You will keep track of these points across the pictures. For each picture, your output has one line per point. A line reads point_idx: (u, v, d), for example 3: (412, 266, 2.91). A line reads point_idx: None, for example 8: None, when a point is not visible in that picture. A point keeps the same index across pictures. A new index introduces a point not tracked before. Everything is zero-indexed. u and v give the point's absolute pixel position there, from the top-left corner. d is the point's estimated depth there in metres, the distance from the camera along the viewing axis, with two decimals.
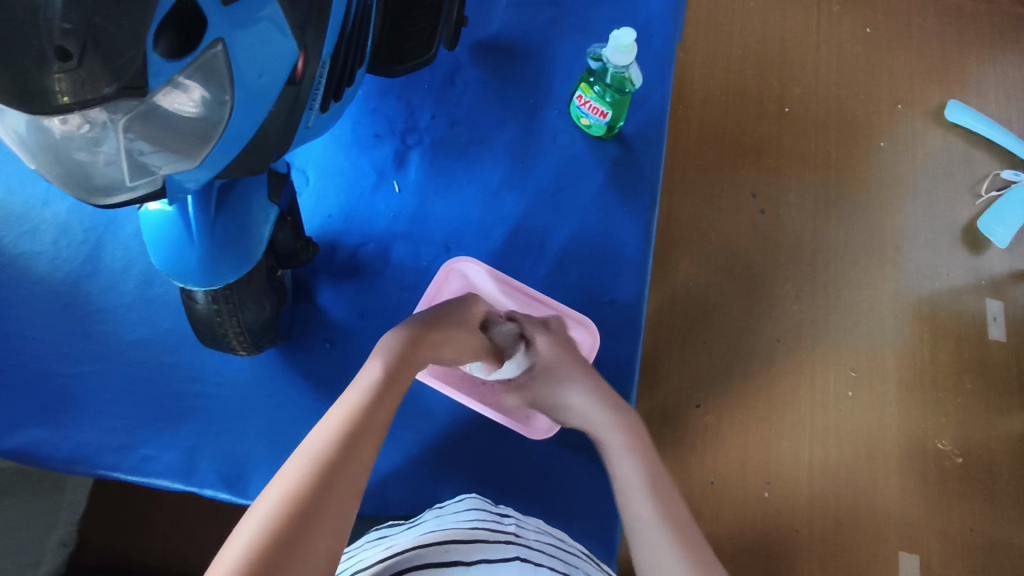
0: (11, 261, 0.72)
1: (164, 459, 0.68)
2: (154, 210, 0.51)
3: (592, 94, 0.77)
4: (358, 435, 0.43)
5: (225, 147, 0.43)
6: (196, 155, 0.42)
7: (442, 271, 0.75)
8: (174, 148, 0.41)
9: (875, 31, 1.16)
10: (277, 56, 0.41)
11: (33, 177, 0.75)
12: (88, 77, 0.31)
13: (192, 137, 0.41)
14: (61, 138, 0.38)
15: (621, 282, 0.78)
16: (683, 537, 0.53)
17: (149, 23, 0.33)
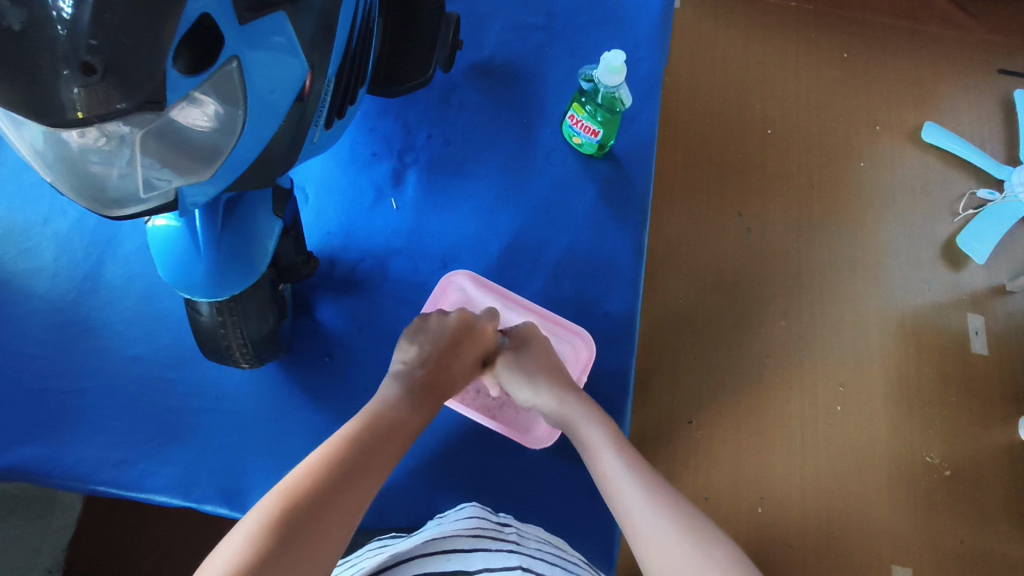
0: (10, 278, 0.73)
1: (162, 475, 0.68)
2: (162, 225, 0.52)
3: (583, 114, 0.80)
4: (385, 429, 0.57)
5: (236, 161, 0.44)
6: (207, 167, 0.43)
7: (439, 284, 0.77)
8: (186, 160, 0.42)
9: (852, 56, 1.21)
10: (288, 75, 0.43)
11: (34, 194, 0.76)
12: (109, 94, 0.33)
13: (204, 150, 0.42)
14: (78, 151, 0.40)
15: (614, 295, 0.80)
16: (648, 476, 0.56)
17: (170, 42, 0.34)
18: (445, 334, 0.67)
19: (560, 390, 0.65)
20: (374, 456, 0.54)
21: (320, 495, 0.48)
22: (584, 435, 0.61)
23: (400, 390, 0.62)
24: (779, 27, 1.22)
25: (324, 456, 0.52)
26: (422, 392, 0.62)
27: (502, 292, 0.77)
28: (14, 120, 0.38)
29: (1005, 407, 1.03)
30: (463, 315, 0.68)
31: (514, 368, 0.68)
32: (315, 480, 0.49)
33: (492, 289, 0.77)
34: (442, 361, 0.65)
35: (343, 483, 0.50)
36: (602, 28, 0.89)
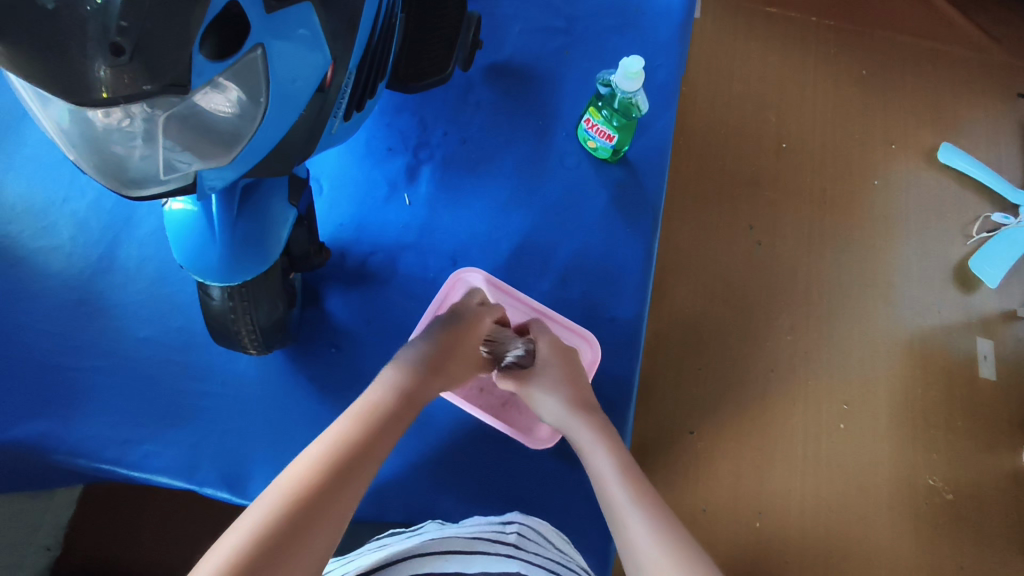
0: (26, 256, 0.74)
1: (166, 456, 0.69)
2: (178, 209, 0.53)
3: (599, 118, 0.80)
4: None
5: (256, 148, 0.45)
6: (227, 153, 0.44)
7: (449, 281, 0.76)
8: (207, 145, 0.43)
9: (870, 73, 1.21)
10: (310, 65, 0.44)
11: (53, 175, 0.77)
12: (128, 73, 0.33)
13: (224, 136, 0.43)
14: (102, 131, 0.40)
15: (621, 300, 0.80)
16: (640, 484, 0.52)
17: (197, 29, 0.35)
18: (457, 329, 0.64)
19: (573, 402, 0.63)
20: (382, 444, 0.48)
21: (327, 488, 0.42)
22: (581, 438, 0.59)
23: (405, 373, 0.56)
24: (798, 41, 1.22)
25: (329, 445, 0.46)
26: (429, 375, 0.58)
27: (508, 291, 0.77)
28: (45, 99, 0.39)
29: (1010, 433, 1.02)
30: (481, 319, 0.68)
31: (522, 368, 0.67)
32: (323, 470, 0.43)
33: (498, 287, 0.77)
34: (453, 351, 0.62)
35: (349, 475, 0.44)
36: (621, 34, 0.90)
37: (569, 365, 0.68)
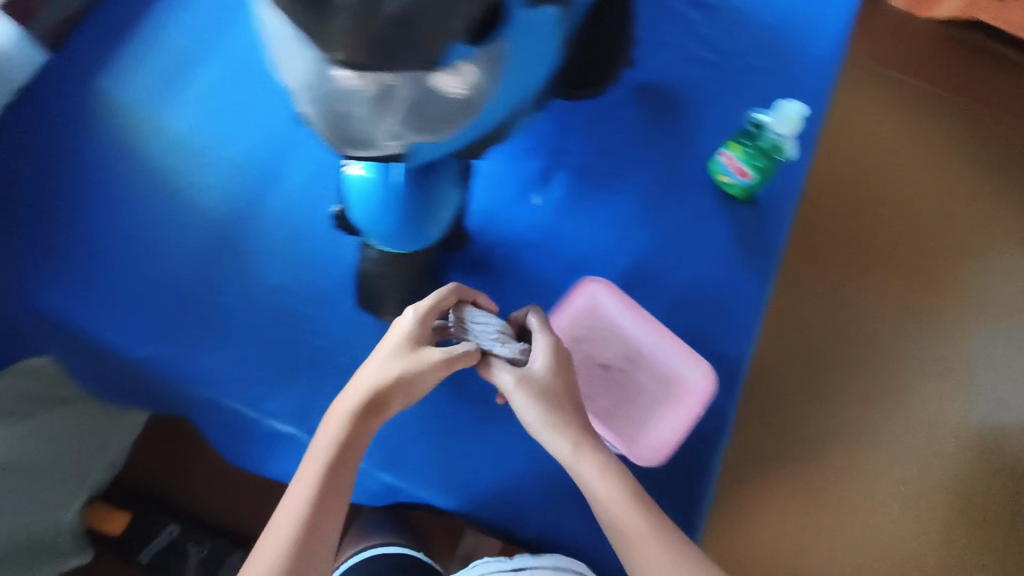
0: (184, 190, 0.78)
1: (277, 401, 0.73)
2: (357, 176, 0.56)
3: (740, 153, 0.81)
4: None
5: (472, 128, 0.47)
6: (443, 131, 0.46)
7: (578, 284, 0.73)
8: (429, 125, 0.45)
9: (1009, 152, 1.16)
10: (537, 61, 0.46)
11: (214, 117, 0.80)
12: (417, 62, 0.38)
13: (447, 118, 0.45)
14: (344, 97, 0.43)
15: (730, 337, 0.80)
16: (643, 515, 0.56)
17: (455, 17, 0.38)
18: (413, 363, 0.57)
19: (576, 438, 0.58)
20: (331, 513, 0.52)
21: (291, 571, 0.49)
22: (580, 469, 0.57)
23: (349, 415, 0.55)
24: (934, 110, 1.18)
25: (295, 512, 0.51)
26: (372, 416, 0.56)
27: (637, 308, 0.73)
28: (310, 53, 0.42)
29: None
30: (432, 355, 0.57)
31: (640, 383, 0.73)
32: (286, 557, 0.49)
33: (626, 302, 0.74)
34: (404, 387, 0.57)
35: (314, 543, 0.51)
36: (768, 77, 0.90)
37: (568, 385, 0.60)
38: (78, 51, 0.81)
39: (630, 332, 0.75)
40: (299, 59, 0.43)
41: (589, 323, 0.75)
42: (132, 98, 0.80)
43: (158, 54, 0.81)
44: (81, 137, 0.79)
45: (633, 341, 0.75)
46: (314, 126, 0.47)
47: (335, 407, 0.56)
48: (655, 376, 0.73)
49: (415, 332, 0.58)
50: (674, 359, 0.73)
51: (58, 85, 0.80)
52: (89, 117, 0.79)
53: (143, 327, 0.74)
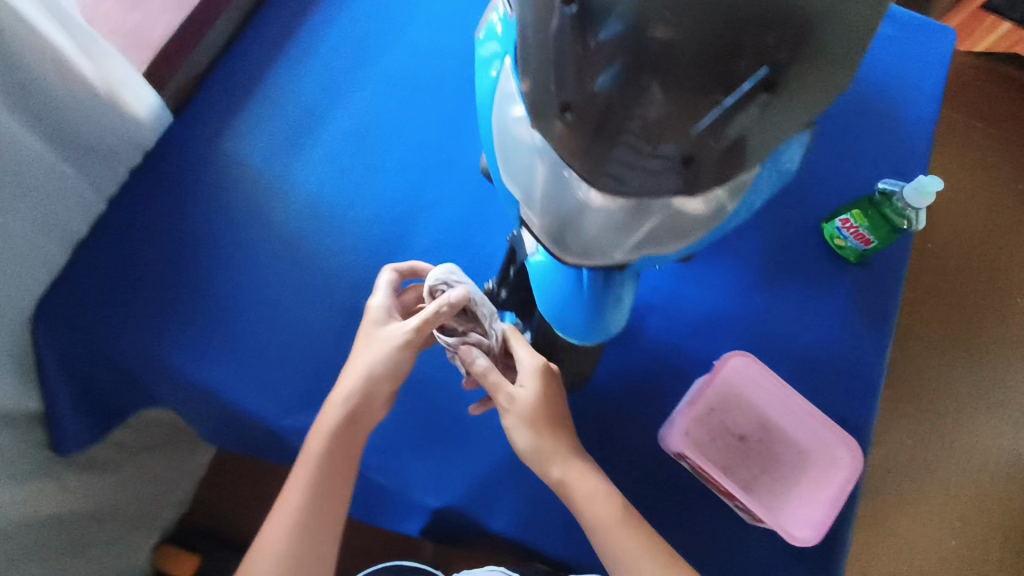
0: (313, 255, 0.80)
1: (421, 472, 0.74)
2: (539, 261, 0.58)
3: (862, 223, 0.80)
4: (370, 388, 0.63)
5: (702, 241, 0.47)
6: (675, 247, 0.46)
7: (720, 360, 0.73)
8: (664, 243, 0.45)
9: None
10: (778, 172, 0.45)
11: (343, 181, 0.82)
12: (627, 148, 0.37)
13: (684, 236, 0.45)
14: (585, 221, 0.44)
15: (855, 402, 0.79)
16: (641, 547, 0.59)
17: (724, 131, 0.36)
18: (382, 347, 0.63)
19: (541, 447, 0.61)
20: (333, 487, 0.62)
21: (315, 525, 0.61)
22: (581, 487, 0.61)
23: (340, 414, 0.63)
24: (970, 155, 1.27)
25: (301, 488, 0.62)
26: (365, 408, 0.64)
27: (779, 384, 0.73)
28: (558, 167, 0.43)
29: None
30: (395, 333, 0.63)
31: (774, 459, 0.73)
32: (297, 508, 0.61)
33: (768, 378, 0.73)
34: (393, 375, 0.64)
35: (325, 507, 0.62)
36: (873, 131, 0.90)
37: (553, 411, 0.61)
38: (198, 116, 0.82)
39: (766, 406, 0.74)
40: (538, 171, 0.44)
41: (726, 395, 0.74)
42: (259, 161, 0.82)
43: (285, 120, 0.84)
44: (205, 202, 0.80)
45: (767, 414, 0.74)
46: (544, 238, 0.48)
47: (331, 401, 0.65)
48: (789, 452, 0.73)
49: (385, 313, 0.65)
50: (813, 436, 0.72)
51: (180, 151, 0.81)
52: (213, 183, 0.81)
53: (286, 398, 0.76)
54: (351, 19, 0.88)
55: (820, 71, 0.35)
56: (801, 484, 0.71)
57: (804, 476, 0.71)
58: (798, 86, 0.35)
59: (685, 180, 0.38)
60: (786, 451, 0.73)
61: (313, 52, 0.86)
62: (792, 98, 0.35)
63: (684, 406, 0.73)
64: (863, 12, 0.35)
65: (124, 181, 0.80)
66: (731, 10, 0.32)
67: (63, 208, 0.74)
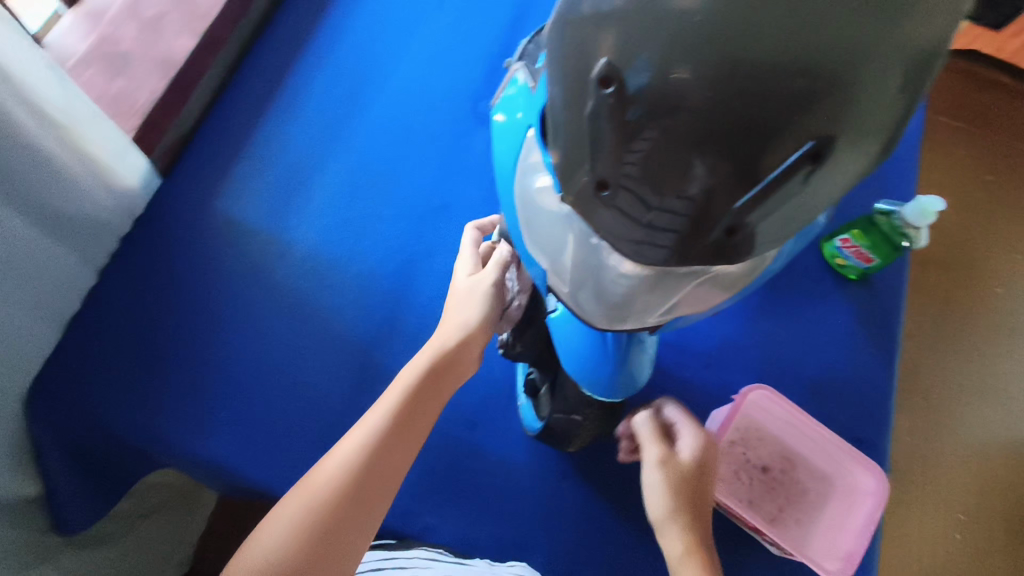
0: (315, 311, 0.79)
1: (445, 531, 0.72)
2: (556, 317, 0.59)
3: (861, 242, 0.79)
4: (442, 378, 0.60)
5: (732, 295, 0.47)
6: (707, 303, 0.46)
7: (742, 391, 0.72)
8: (697, 301, 0.45)
9: (996, 179, 1.31)
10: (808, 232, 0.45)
11: (343, 236, 0.83)
12: (615, 213, 0.38)
13: (716, 293, 0.45)
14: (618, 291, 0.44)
15: (870, 422, 0.78)
16: None
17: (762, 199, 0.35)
18: (473, 293, 0.64)
19: (670, 503, 0.56)
20: (387, 458, 0.55)
21: (357, 490, 0.53)
22: (668, 536, 0.56)
23: (409, 385, 0.58)
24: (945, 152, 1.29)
25: (353, 448, 0.54)
26: (434, 384, 0.59)
27: (801, 414, 0.73)
28: (587, 235, 0.42)
29: None
30: (484, 281, 0.64)
31: (800, 490, 0.71)
32: (329, 487, 0.52)
33: (789, 408, 0.73)
34: (470, 337, 0.62)
35: (370, 476, 0.53)
36: None
37: (693, 484, 0.57)
38: (191, 180, 0.84)
39: (790, 436, 0.74)
40: (565, 237, 0.44)
41: (748, 428, 0.74)
42: (255, 219, 0.83)
43: (279, 179, 0.85)
44: (202, 264, 0.80)
45: (790, 445, 0.74)
46: (575, 301, 0.48)
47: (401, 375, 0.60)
48: (814, 483, 0.72)
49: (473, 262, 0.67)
50: (836, 465, 0.72)
51: (175, 214, 0.82)
52: (208, 243, 0.81)
53: (295, 466, 0.73)
54: (338, 75, 0.91)
55: (853, 154, 0.35)
56: (827, 515, 0.70)
57: (831, 507, 0.70)
58: (833, 165, 0.35)
59: (709, 250, 0.38)
60: (810, 482, 0.72)
61: (303, 110, 0.89)
62: (830, 176, 0.35)
63: None
64: (897, 102, 0.35)
65: (114, 250, 0.80)
66: (770, 88, 0.32)
67: (60, 287, 0.73)
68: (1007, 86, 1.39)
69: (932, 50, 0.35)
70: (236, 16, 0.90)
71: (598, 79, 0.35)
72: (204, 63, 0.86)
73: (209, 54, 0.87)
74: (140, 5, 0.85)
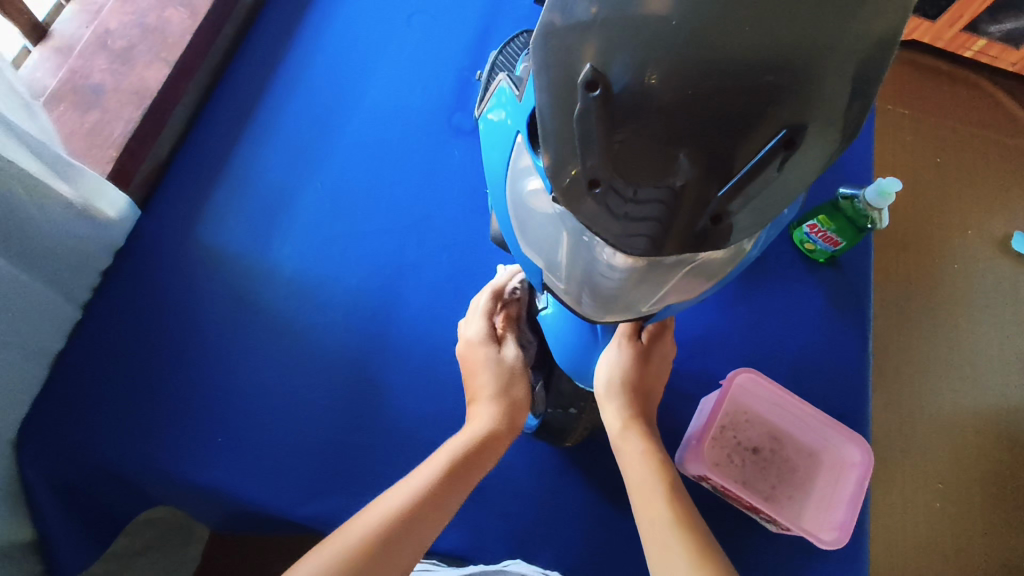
0: (305, 330, 0.79)
1: (451, 538, 0.72)
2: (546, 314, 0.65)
3: (828, 227, 0.82)
4: (485, 449, 0.61)
5: (716, 283, 0.49)
6: (693, 290, 0.48)
7: (729, 378, 0.74)
8: (685, 288, 0.47)
9: (943, 161, 1.38)
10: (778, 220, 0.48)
11: (324, 252, 0.83)
12: (599, 208, 0.40)
13: (702, 279, 0.47)
14: (610, 283, 0.46)
15: (849, 397, 0.82)
16: (691, 533, 0.55)
17: (743, 187, 0.37)
18: (505, 372, 0.65)
19: (629, 416, 0.62)
20: (429, 520, 0.55)
21: (392, 544, 0.52)
22: (625, 447, 0.61)
23: (454, 454, 0.59)
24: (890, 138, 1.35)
25: (397, 503, 0.55)
26: (477, 459, 0.60)
27: (786, 395, 0.75)
28: (579, 232, 0.44)
29: None
30: (513, 360, 0.66)
31: (789, 467, 0.74)
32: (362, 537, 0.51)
33: (774, 390, 0.75)
34: (511, 420, 0.64)
35: (392, 549, 0.52)
36: None
37: (641, 382, 0.63)
38: (170, 207, 0.84)
39: (775, 417, 0.77)
40: (559, 235, 0.46)
41: (735, 412, 0.76)
42: (237, 246, 0.83)
43: (256, 202, 0.85)
44: (189, 291, 0.80)
45: (776, 424, 0.76)
46: (571, 296, 0.50)
47: (441, 447, 0.61)
48: (803, 461, 0.75)
49: (493, 342, 0.66)
50: (822, 440, 0.75)
51: (157, 243, 0.82)
52: (194, 270, 0.81)
53: (297, 485, 0.73)
54: (310, 97, 0.92)
55: (825, 137, 0.37)
56: (818, 491, 0.73)
57: (822, 482, 0.73)
58: (805, 149, 0.37)
59: (694, 237, 0.39)
60: (799, 460, 0.75)
61: (278, 134, 0.89)
62: (805, 160, 0.38)
63: (698, 432, 0.74)
64: (858, 90, 0.37)
65: (96, 285, 0.79)
66: (742, 85, 0.35)
67: (42, 323, 0.72)
68: (946, 72, 1.47)
69: (888, 36, 0.38)
70: (207, 42, 0.90)
71: (584, 83, 0.36)
72: (178, 90, 0.86)
73: (182, 81, 0.87)
74: (110, 37, 0.84)
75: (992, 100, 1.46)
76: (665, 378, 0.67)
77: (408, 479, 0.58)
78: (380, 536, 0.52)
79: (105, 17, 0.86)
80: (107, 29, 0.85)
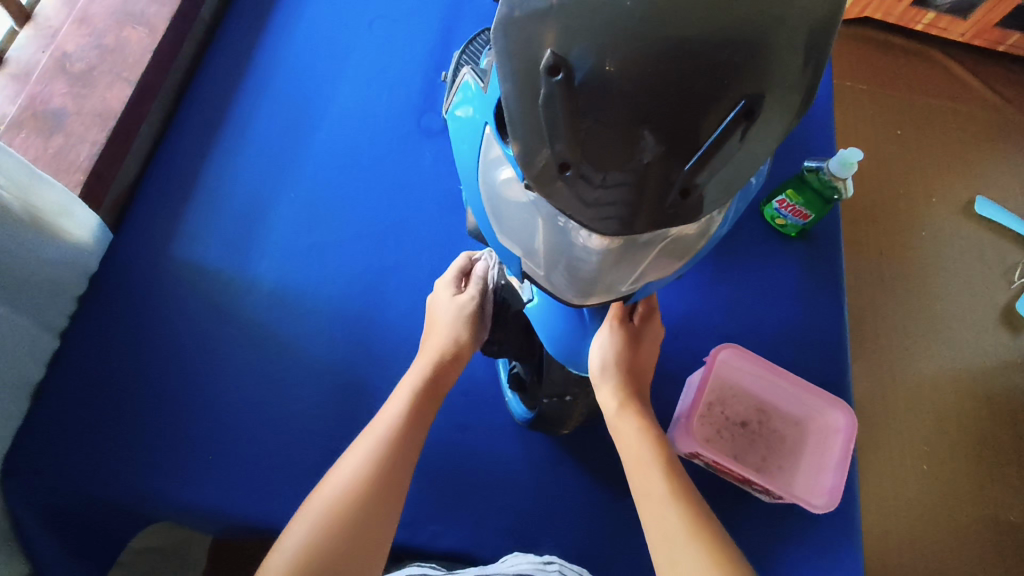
0: (289, 341, 0.79)
1: (452, 535, 0.73)
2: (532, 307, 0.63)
3: (797, 200, 0.84)
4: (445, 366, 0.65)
5: (692, 258, 0.50)
6: (670, 267, 0.49)
7: (712, 356, 0.76)
8: (662, 265, 0.48)
9: (904, 132, 1.42)
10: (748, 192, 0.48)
11: (303, 262, 0.83)
12: (571, 192, 0.40)
13: (677, 255, 0.48)
14: (590, 265, 0.46)
15: (830, 365, 0.84)
16: (686, 504, 0.56)
17: (710, 160, 0.38)
18: (458, 313, 0.67)
19: (623, 397, 0.63)
20: (397, 459, 0.57)
21: (380, 477, 0.55)
22: (620, 426, 0.62)
23: (420, 378, 0.63)
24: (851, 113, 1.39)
25: (376, 437, 0.58)
26: (441, 378, 0.64)
27: (772, 366, 0.77)
28: (555, 217, 0.45)
29: None
30: (461, 330, 0.67)
31: (778, 437, 0.76)
32: (349, 476, 0.55)
33: (759, 362, 0.77)
34: (458, 351, 0.66)
35: (382, 482, 0.55)
36: None
37: (631, 363, 0.64)
38: (142, 228, 0.83)
39: (762, 389, 0.78)
40: (534, 221, 0.47)
41: (722, 387, 0.78)
42: (214, 262, 0.82)
43: (230, 217, 0.84)
44: (169, 310, 0.79)
45: (763, 395, 0.78)
46: (551, 282, 0.51)
47: (397, 390, 0.63)
48: (792, 430, 0.76)
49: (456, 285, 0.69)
50: (809, 408, 0.77)
51: (132, 265, 0.81)
52: (172, 290, 0.80)
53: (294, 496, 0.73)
54: (277, 109, 0.91)
55: (784, 105, 0.39)
56: (808, 457, 0.75)
57: (812, 449, 0.75)
58: (765, 119, 0.38)
59: (667, 212, 0.40)
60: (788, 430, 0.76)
61: (247, 147, 0.89)
62: (766, 130, 0.39)
63: (687, 410, 0.75)
64: (812, 59, 0.39)
65: (73, 311, 0.78)
66: (700, 60, 0.36)
67: (18, 353, 0.70)
68: (900, 47, 1.51)
69: (835, 11, 0.39)
70: (168, 61, 0.90)
71: (547, 68, 0.37)
72: (142, 110, 0.85)
73: (145, 101, 0.86)
74: (68, 60, 0.83)
75: (946, 70, 1.50)
76: (654, 359, 0.67)
77: (372, 424, 0.60)
78: (366, 470, 0.55)
79: (61, 40, 0.85)
80: (65, 52, 0.84)
